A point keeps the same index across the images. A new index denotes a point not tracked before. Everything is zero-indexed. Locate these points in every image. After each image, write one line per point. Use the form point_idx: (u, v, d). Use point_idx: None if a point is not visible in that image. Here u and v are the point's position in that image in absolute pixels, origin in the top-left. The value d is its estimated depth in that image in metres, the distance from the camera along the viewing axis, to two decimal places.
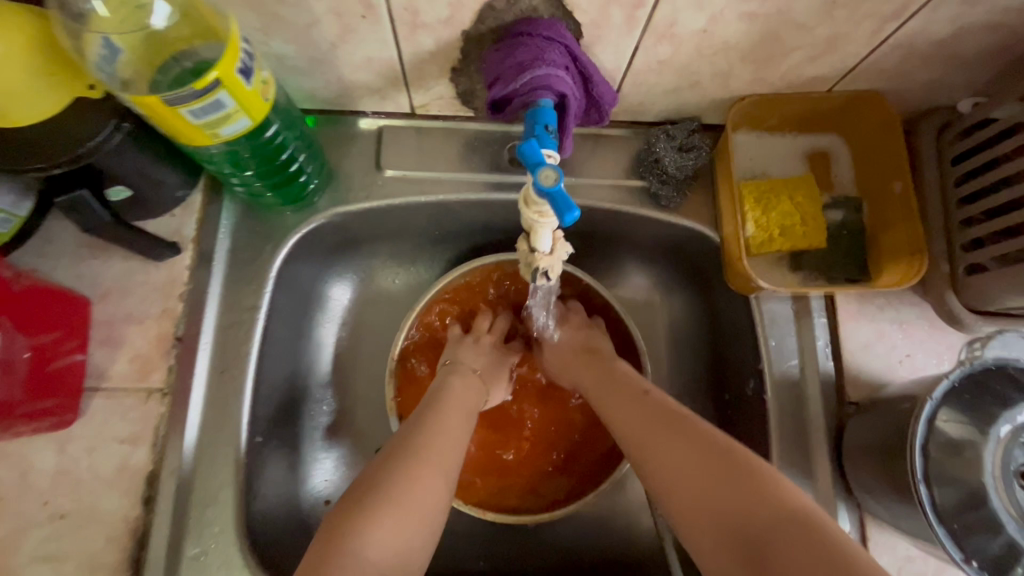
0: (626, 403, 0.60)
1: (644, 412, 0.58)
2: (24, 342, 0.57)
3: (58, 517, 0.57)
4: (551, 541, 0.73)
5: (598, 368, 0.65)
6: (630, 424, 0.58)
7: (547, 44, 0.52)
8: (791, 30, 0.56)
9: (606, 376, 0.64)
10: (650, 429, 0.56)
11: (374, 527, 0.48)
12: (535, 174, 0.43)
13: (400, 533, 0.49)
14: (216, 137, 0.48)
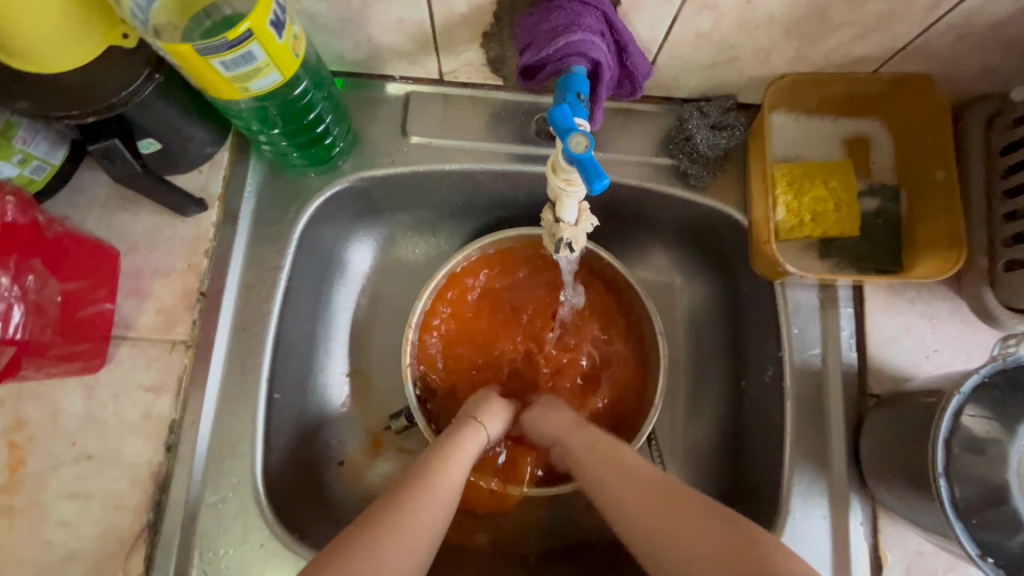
0: (624, 480, 0.52)
1: (644, 491, 0.50)
2: (56, 286, 0.58)
3: (85, 458, 0.59)
4: (557, 517, 0.73)
5: (593, 444, 0.58)
6: (636, 510, 0.49)
7: (584, 9, 0.51)
8: (840, 4, 0.53)
9: (595, 452, 0.56)
10: (665, 520, 0.47)
11: None
12: (565, 140, 0.42)
13: None
14: (246, 91, 0.48)
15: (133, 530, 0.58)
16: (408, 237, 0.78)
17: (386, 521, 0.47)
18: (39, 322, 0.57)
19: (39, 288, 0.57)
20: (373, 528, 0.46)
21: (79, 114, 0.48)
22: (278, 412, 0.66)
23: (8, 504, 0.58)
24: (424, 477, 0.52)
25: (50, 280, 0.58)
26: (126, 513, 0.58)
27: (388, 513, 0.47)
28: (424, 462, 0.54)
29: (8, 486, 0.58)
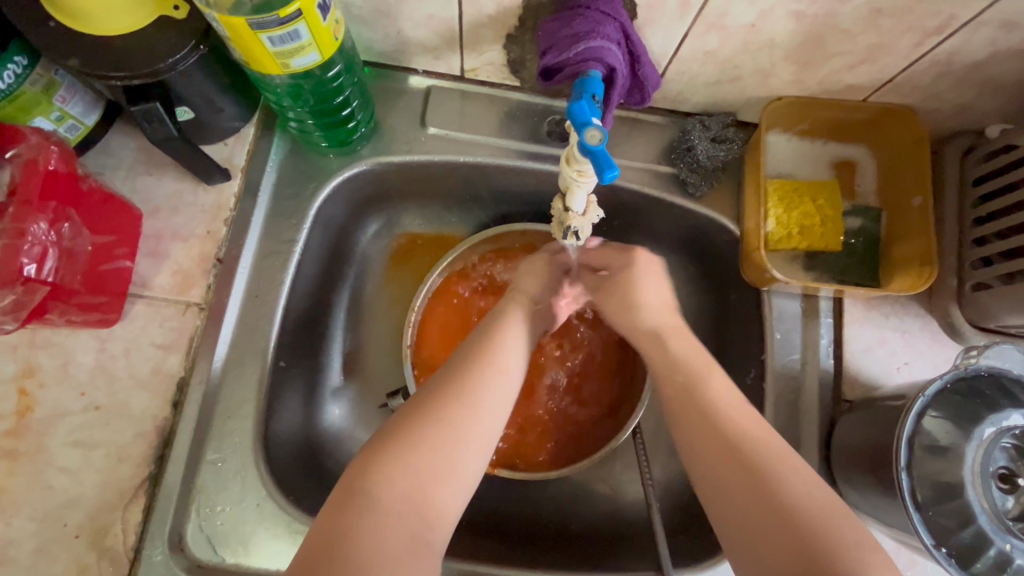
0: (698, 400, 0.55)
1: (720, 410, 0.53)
2: (88, 237, 0.59)
3: (92, 408, 0.61)
4: (542, 503, 0.76)
5: (669, 360, 0.59)
6: (698, 442, 0.52)
7: (604, 19, 0.55)
8: (835, 34, 0.58)
9: (669, 366, 0.58)
10: (714, 455, 0.51)
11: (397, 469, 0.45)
12: (581, 134, 0.46)
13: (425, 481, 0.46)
14: (287, 66, 0.51)
15: (134, 481, 0.60)
16: (413, 218, 0.81)
17: (461, 397, 0.50)
18: (70, 267, 0.58)
19: (72, 236, 0.58)
20: (449, 403, 0.50)
21: (119, 79, 0.51)
22: (281, 379, 0.68)
23: (14, 447, 0.59)
24: (489, 356, 0.55)
25: (83, 231, 0.59)
26: (128, 464, 0.60)
27: (461, 388, 0.51)
28: (485, 340, 0.57)
29: (15, 430, 0.60)
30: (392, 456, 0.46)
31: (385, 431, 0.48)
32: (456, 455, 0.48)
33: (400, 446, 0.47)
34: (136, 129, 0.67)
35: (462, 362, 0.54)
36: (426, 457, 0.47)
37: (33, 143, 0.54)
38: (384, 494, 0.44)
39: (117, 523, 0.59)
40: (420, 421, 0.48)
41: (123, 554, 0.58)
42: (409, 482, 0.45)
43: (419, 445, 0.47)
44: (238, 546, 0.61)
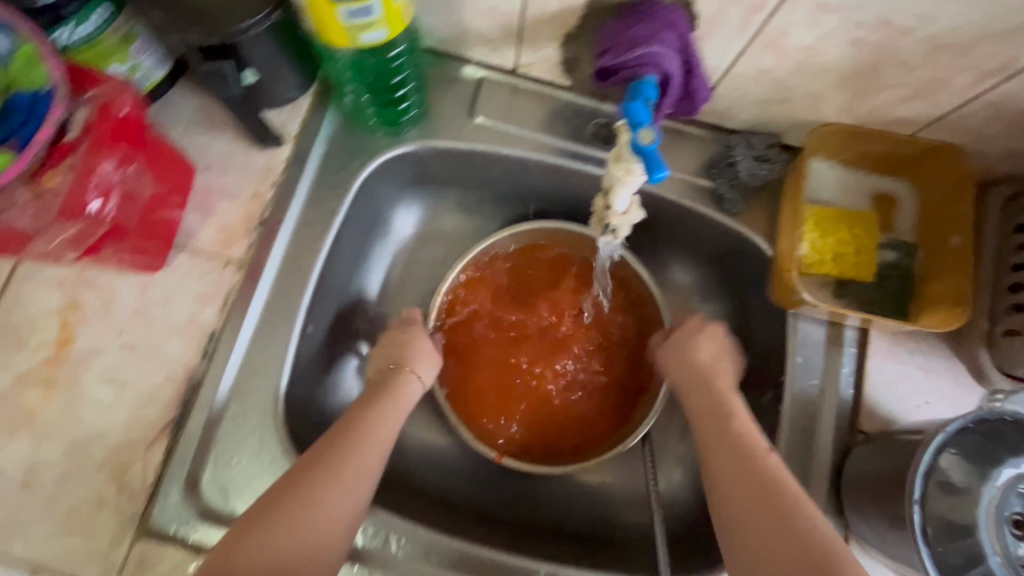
0: (718, 428, 0.59)
1: (731, 438, 0.58)
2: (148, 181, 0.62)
3: (128, 348, 0.63)
4: (541, 497, 0.77)
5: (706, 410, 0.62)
6: (727, 480, 0.55)
7: (664, 27, 0.56)
8: (893, 65, 0.58)
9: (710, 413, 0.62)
10: (738, 488, 0.54)
11: (259, 545, 0.50)
12: (635, 132, 0.47)
13: (290, 553, 0.50)
14: (355, 42, 0.53)
15: (158, 423, 0.62)
16: (447, 196, 0.82)
17: (324, 474, 0.54)
18: (128, 209, 0.61)
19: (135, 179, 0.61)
20: (313, 486, 0.53)
21: (197, 37, 0.54)
22: (308, 343, 0.70)
23: (50, 376, 0.62)
24: (357, 434, 0.58)
25: (145, 176, 0.62)
26: (156, 405, 0.62)
27: (328, 471, 0.54)
28: (359, 419, 0.60)
29: (54, 359, 0.62)
30: (257, 540, 0.50)
31: (254, 510, 0.52)
32: (313, 532, 0.52)
33: (262, 525, 0.51)
34: (198, 87, 0.70)
35: (332, 442, 0.57)
36: (284, 537, 0.50)
37: (110, 87, 0.51)
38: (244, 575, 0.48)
39: (138, 461, 0.61)
40: (284, 502, 0.52)
41: (140, 491, 0.60)
42: (266, 562, 0.49)
43: (281, 522, 0.51)
44: (249, 497, 0.62)
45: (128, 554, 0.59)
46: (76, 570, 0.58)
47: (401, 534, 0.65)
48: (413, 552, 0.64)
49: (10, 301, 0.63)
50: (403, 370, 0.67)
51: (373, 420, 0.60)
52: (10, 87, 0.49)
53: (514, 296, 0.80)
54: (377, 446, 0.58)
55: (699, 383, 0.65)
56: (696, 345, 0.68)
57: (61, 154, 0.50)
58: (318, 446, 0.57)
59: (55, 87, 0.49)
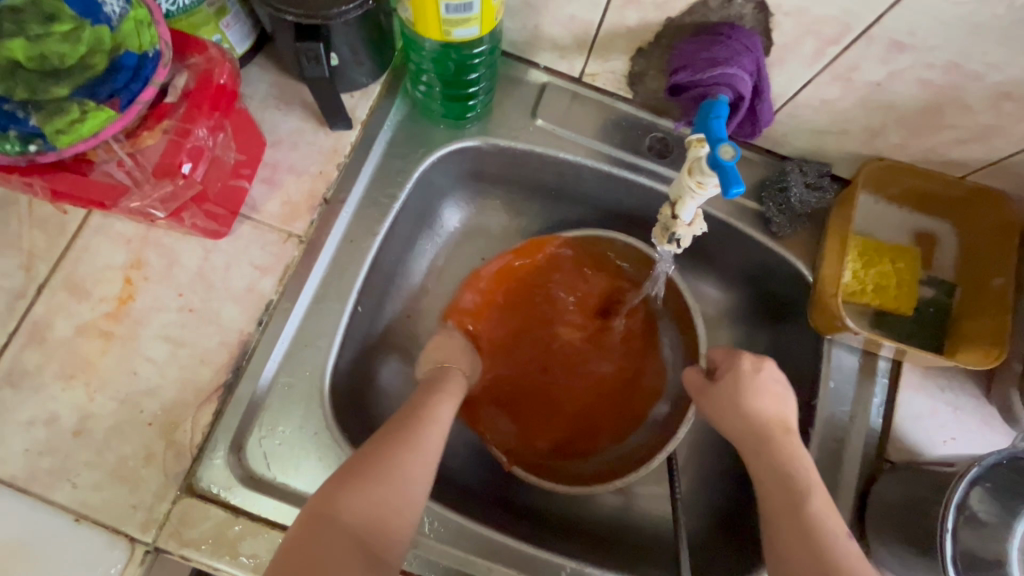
0: (784, 500, 0.55)
1: (801, 518, 0.53)
2: (231, 151, 0.63)
3: (187, 310, 0.65)
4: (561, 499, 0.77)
5: (773, 473, 0.57)
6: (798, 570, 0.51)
7: (742, 50, 0.58)
8: (956, 108, 0.61)
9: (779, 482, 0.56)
10: None
11: (351, 496, 0.51)
12: (714, 148, 0.50)
13: (379, 506, 0.52)
14: (448, 36, 0.56)
15: (210, 385, 0.63)
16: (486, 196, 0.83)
17: (405, 440, 0.56)
18: (217, 171, 0.62)
19: (222, 146, 0.62)
20: (400, 446, 0.56)
21: (292, 16, 0.57)
22: (357, 323, 0.71)
23: (110, 329, 0.63)
24: (429, 412, 0.60)
25: (231, 144, 0.63)
26: (208, 367, 0.64)
27: (408, 437, 0.57)
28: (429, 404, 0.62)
29: (115, 313, 0.64)
30: (356, 486, 0.52)
31: (343, 469, 0.53)
32: (400, 489, 0.53)
33: (352, 480, 0.52)
34: (275, 65, 0.72)
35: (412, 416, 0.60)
36: (378, 488, 0.52)
37: (211, 56, 0.54)
38: (350, 516, 0.50)
39: (188, 420, 0.62)
40: (370, 461, 0.54)
41: (188, 449, 0.61)
42: (363, 509, 0.51)
43: (369, 477, 0.53)
44: (290, 466, 0.63)
45: (170, 510, 0.60)
46: (119, 520, 0.59)
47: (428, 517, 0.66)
48: (444, 536, 0.65)
49: (77, 254, 0.65)
50: (453, 368, 0.70)
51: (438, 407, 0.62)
52: (118, 47, 0.51)
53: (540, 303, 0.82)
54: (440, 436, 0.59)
55: (761, 439, 0.60)
56: (755, 394, 0.63)
57: (159, 115, 0.52)
58: (398, 419, 0.59)
59: (162, 51, 0.51)
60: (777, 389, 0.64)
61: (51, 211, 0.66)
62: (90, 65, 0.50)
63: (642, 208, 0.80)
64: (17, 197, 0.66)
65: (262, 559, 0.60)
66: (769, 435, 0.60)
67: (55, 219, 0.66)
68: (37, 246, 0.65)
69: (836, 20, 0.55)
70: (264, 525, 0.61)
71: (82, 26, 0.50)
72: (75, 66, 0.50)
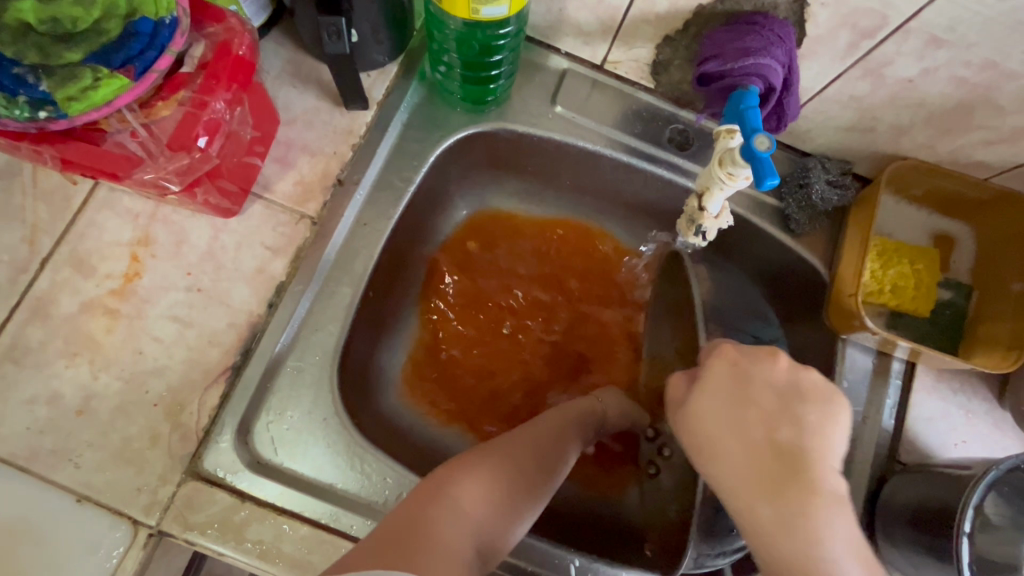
0: None
1: None
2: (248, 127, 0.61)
3: (196, 289, 0.63)
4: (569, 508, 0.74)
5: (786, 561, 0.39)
6: None
7: (776, 40, 0.57)
8: (987, 108, 0.60)
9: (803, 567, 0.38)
10: None
11: (473, 484, 0.49)
12: (749, 139, 0.48)
13: (499, 501, 0.50)
14: (475, 14, 0.54)
15: (218, 367, 0.62)
16: (505, 202, 0.83)
17: (529, 450, 0.56)
18: (233, 148, 0.59)
19: (240, 121, 0.59)
20: (525, 452, 0.55)
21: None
22: (368, 307, 0.70)
23: (116, 306, 0.62)
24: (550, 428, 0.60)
25: (247, 119, 0.60)
26: (217, 349, 0.62)
27: (532, 449, 0.56)
28: (548, 423, 0.61)
29: (121, 291, 0.62)
30: (483, 473, 0.50)
31: (468, 455, 0.52)
32: (520, 496, 0.51)
33: (480, 464, 0.51)
34: (290, 40, 0.70)
35: (535, 428, 0.59)
36: (502, 483, 0.51)
37: (230, 26, 0.52)
38: (468, 509, 0.47)
39: (195, 402, 0.61)
40: (498, 454, 0.53)
41: (194, 432, 0.60)
42: (486, 500, 0.49)
43: (501, 471, 0.51)
44: (298, 452, 0.62)
45: (175, 493, 0.58)
46: (121, 502, 0.57)
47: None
48: None
49: (83, 228, 0.63)
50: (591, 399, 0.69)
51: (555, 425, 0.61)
52: (133, 13, 0.49)
53: (562, 308, 0.82)
54: (558, 453, 0.58)
55: (764, 492, 0.41)
56: (740, 417, 0.46)
57: (174, 86, 0.50)
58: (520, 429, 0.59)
59: (179, 18, 0.49)
60: (772, 406, 0.45)
61: (55, 183, 0.64)
62: (105, 30, 0.48)
63: (660, 201, 0.79)
64: (21, 167, 0.64)
65: (268, 545, 0.58)
66: (782, 488, 0.41)
67: (61, 192, 0.64)
68: (41, 218, 0.63)
69: (874, 13, 0.54)
70: (271, 511, 0.59)
71: None
72: (90, 31, 0.48)
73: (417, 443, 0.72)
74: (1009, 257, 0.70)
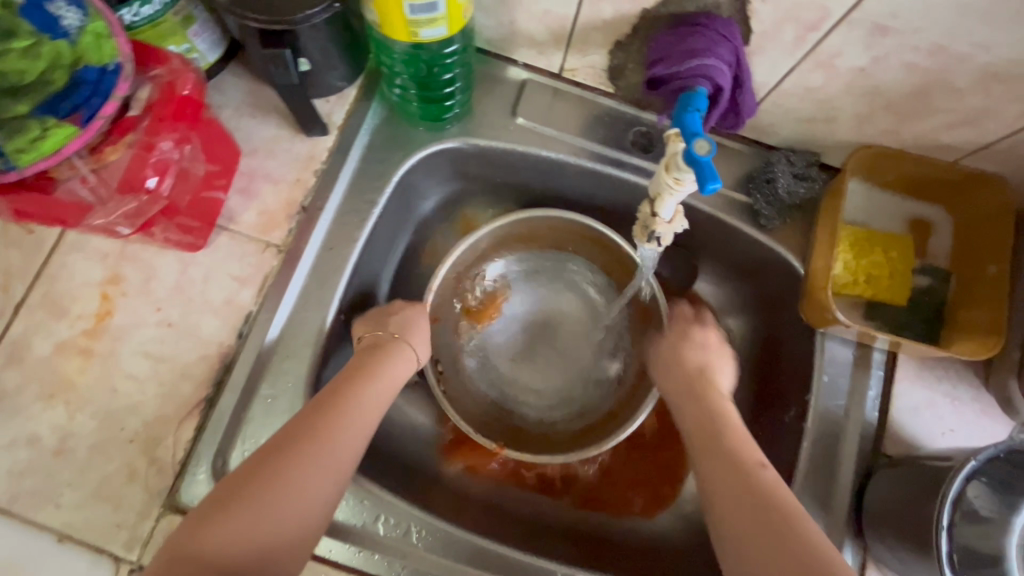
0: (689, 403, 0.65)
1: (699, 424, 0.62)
2: (201, 163, 0.63)
3: (166, 324, 0.64)
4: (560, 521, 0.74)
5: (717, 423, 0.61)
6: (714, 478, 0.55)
7: (720, 40, 0.57)
8: (945, 91, 0.59)
9: (703, 430, 0.61)
10: (732, 500, 0.52)
11: (232, 522, 0.47)
12: (690, 143, 0.48)
13: (269, 522, 0.48)
14: (415, 36, 0.54)
15: (191, 401, 0.63)
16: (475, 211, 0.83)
17: (305, 449, 0.52)
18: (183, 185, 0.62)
19: (189, 159, 0.62)
20: (298, 454, 0.52)
21: (259, 20, 0.55)
22: (340, 330, 0.71)
23: (89, 347, 0.63)
24: (342, 408, 0.57)
25: (199, 156, 0.63)
26: (189, 382, 0.63)
27: (312, 442, 0.53)
28: (328, 407, 0.56)
29: (94, 330, 0.63)
30: (245, 505, 0.48)
31: (228, 489, 0.49)
32: (301, 505, 0.50)
33: (244, 496, 0.49)
34: (248, 72, 0.71)
35: (310, 416, 0.55)
36: (272, 498, 0.49)
37: (173, 66, 0.54)
38: (228, 548, 0.46)
39: (170, 436, 0.61)
40: (269, 474, 0.50)
41: (170, 465, 0.61)
42: (243, 528, 0.47)
43: (268, 494, 0.49)
44: None
45: (155, 527, 0.59)
46: (102, 539, 0.59)
47: (375, 549, 0.63)
48: (431, 544, 0.64)
49: (54, 271, 0.64)
50: (403, 344, 0.67)
51: (336, 408, 0.56)
52: (78, 62, 0.50)
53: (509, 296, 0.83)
54: (353, 435, 0.56)
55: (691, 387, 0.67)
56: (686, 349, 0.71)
57: (123, 129, 0.51)
58: (292, 424, 0.55)
59: (122, 64, 0.50)
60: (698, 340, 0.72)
61: (25, 230, 0.65)
62: (50, 81, 0.49)
63: (628, 204, 0.78)
64: None
65: None
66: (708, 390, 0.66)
67: (31, 237, 0.65)
68: (14, 265, 0.64)
69: (816, 6, 0.53)
70: None
71: (40, 42, 0.49)
72: (36, 82, 0.49)
73: (397, 461, 0.72)
74: (985, 238, 0.69)
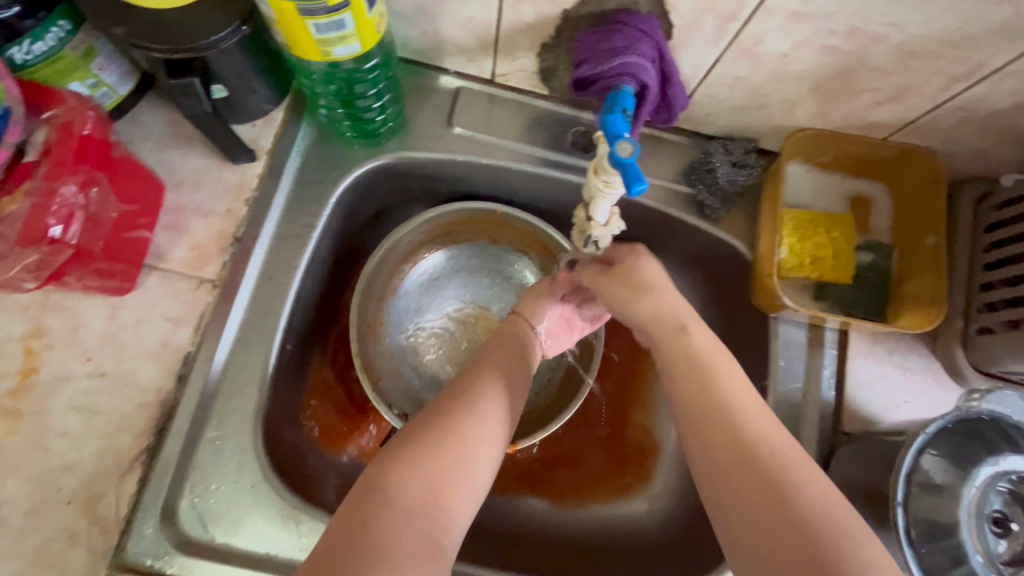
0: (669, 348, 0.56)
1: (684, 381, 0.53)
2: (115, 204, 0.60)
3: (98, 374, 0.61)
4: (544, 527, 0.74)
5: (700, 376, 0.53)
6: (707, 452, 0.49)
7: (641, 36, 0.56)
8: (866, 71, 0.59)
9: (688, 387, 0.52)
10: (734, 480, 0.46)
11: (409, 472, 0.46)
12: (613, 146, 0.47)
13: (449, 476, 0.47)
14: (327, 55, 0.53)
15: (132, 452, 0.60)
16: None
17: (469, 410, 0.52)
18: (93, 231, 0.59)
19: (100, 202, 0.59)
20: (462, 415, 0.51)
21: (161, 51, 0.52)
22: (290, 361, 0.68)
23: (15, 408, 0.59)
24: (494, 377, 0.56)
25: (111, 197, 0.60)
26: (128, 433, 0.60)
27: (473, 404, 0.52)
28: (481, 380, 0.55)
29: (19, 389, 0.60)
30: (425, 456, 0.47)
31: (401, 443, 0.48)
32: (475, 466, 0.49)
33: (423, 447, 0.48)
34: (166, 101, 0.68)
35: (469, 383, 0.55)
36: (450, 454, 0.48)
37: (70, 106, 0.55)
38: (407, 494, 0.45)
39: (111, 492, 0.58)
40: (441, 431, 0.49)
41: (114, 523, 0.58)
42: (425, 478, 0.46)
43: (445, 447, 0.48)
44: (229, 525, 0.60)
45: None
46: None
47: None
48: None
49: None
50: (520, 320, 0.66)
51: (479, 392, 0.54)
52: None
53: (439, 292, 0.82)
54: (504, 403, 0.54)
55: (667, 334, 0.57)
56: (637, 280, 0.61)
57: (20, 176, 0.54)
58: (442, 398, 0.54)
59: (11, 108, 0.49)
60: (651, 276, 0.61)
61: None
62: None
63: (575, 204, 0.78)
64: None
65: None
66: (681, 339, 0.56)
67: None
68: None
69: None
70: None
71: None
72: None
73: None
74: (921, 211, 0.70)
